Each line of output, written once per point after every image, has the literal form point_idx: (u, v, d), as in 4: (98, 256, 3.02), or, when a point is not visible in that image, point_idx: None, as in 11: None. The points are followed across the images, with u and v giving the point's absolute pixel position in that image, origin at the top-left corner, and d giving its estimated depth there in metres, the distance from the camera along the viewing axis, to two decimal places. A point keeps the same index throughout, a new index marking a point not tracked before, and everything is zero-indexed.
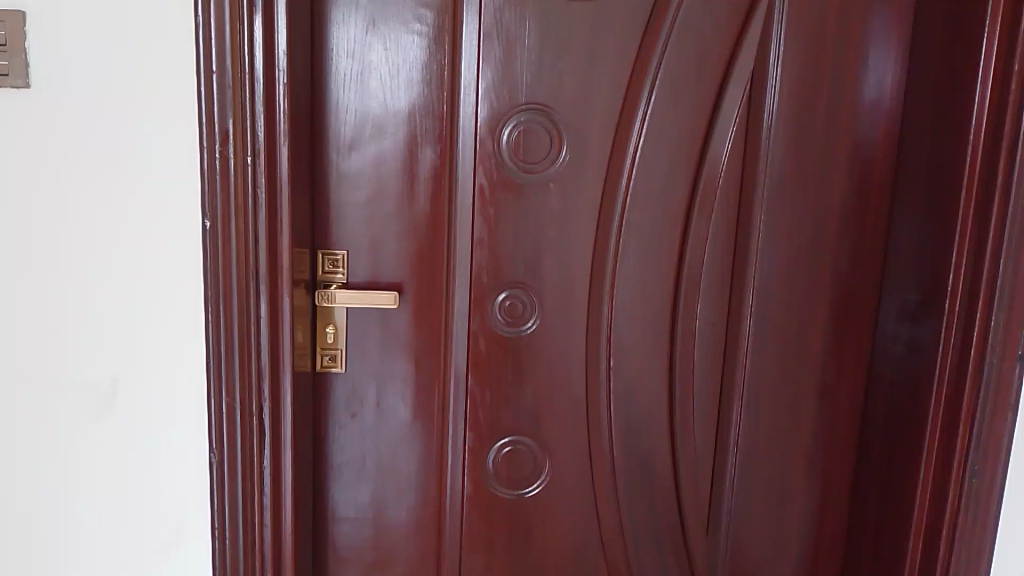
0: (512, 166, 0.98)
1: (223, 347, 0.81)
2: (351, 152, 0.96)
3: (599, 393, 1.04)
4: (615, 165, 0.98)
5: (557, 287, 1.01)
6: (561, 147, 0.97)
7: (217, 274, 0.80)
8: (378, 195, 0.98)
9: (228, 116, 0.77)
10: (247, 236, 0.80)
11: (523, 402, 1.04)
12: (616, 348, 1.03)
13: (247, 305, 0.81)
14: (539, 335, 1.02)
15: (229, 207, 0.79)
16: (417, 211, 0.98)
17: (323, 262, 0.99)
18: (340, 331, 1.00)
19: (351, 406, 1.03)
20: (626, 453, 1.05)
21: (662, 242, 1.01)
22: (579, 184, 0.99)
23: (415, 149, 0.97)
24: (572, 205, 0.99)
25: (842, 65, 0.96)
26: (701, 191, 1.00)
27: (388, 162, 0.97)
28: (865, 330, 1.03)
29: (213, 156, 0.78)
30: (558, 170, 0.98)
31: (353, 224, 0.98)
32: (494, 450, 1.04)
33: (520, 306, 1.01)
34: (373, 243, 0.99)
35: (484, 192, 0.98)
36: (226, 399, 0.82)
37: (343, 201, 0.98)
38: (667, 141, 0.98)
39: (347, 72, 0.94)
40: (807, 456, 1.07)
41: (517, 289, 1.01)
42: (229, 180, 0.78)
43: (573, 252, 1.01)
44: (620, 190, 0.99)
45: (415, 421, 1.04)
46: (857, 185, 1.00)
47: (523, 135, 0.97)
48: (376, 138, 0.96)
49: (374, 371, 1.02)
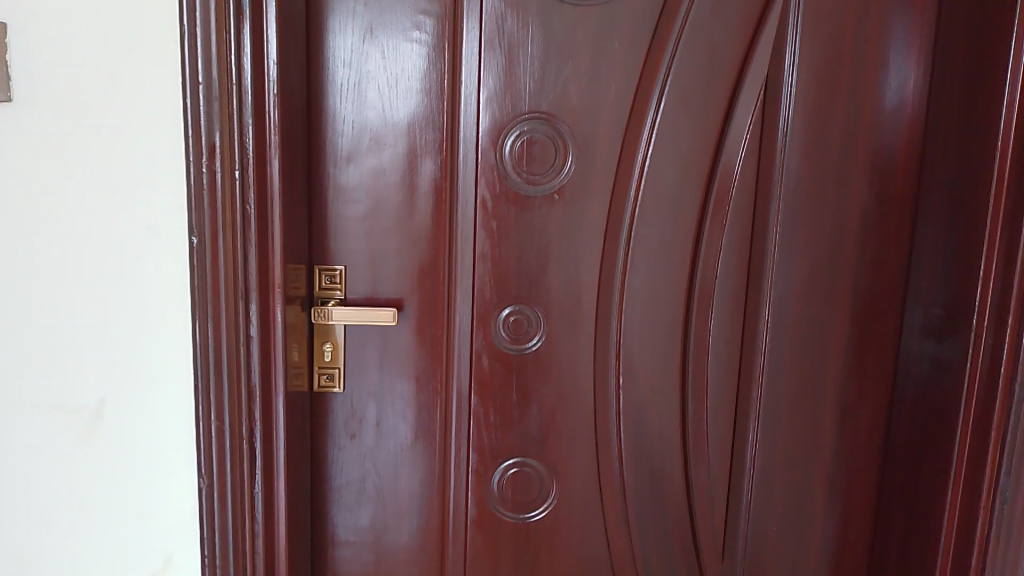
0: (516, 178, 0.94)
1: (212, 368, 0.78)
2: (348, 164, 0.93)
3: (608, 413, 1.00)
4: (623, 176, 0.94)
5: (563, 303, 0.97)
6: (566, 157, 0.94)
7: (205, 293, 0.77)
8: (377, 209, 0.95)
9: (215, 129, 0.74)
10: (236, 253, 0.77)
11: (529, 422, 1.00)
12: (625, 367, 0.98)
13: (237, 325, 0.78)
14: (545, 352, 0.98)
15: (217, 224, 0.76)
16: (418, 225, 0.95)
17: (321, 278, 0.96)
18: (338, 348, 0.96)
19: (349, 427, 0.99)
20: (637, 474, 1.01)
21: (673, 255, 0.96)
22: (586, 196, 0.95)
23: (415, 161, 0.94)
24: (579, 217, 0.95)
25: (861, 69, 0.92)
26: (713, 203, 0.95)
27: (387, 174, 0.94)
28: (887, 347, 0.98)
29: (200, 170, 0.75)
30: (563, 181, 0.94)
31: (350, 238, 0.95)
32: (499, 472, 1.01)
33: (526, 322, 0.98)
34: (372, 258, 0.96)
35: (487, 205, 0.94)
36: (216, 423, 0.79)
37: (341, 215, 0.94)
38: (678, 151, 0.93)
39: (343, 81, 0.91)
40: (827, 479, 1.02)
41: (522, 305, 0.97)
42: (217, 195, 0.75)
43: (580, 267, 0.97)
44: (628, 202, 0.95)
45: (416, 442, 1.00)
46: (877, 195, 0.95)
47: (527, 146, 0.93)
48: (374, 150, 0.93)
49: (373, 390, 0.99)
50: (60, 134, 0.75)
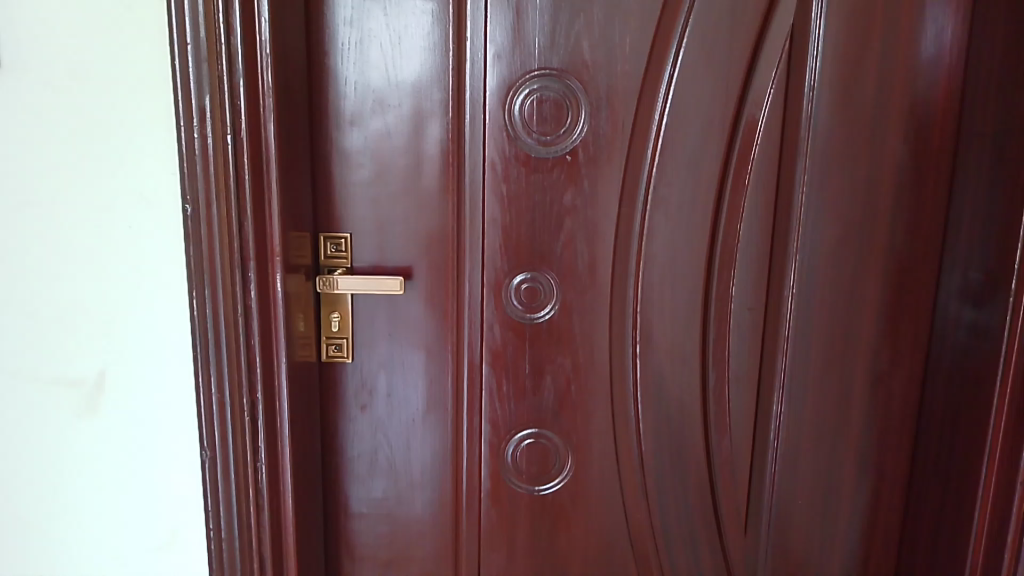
0: (527, 140, 0.90)
1: (211, 339, 0.76)
2: (352, 127, 0.90)
3: (625, 384, 0.96)
4: (640, 135, 0.90)
5: (576, 269, 0.94)
6: (579, 116, 0.89)
7: (201, 263, 0.74)
8: (383, 174, 0.91)
9: (205, 93, 0.71)
10: (231, 222, 0.74)
11: (544, 393, 0.97)
12: (644, 334, 0.95)
13: (234, 294, 0.75)
14: (560, 322, 0.95)
15: (211, 192, 0.73)
16: (425, 190, 0.91)
17: (327, 245, 0.93)
18: (346, 318, 0.94)
19: (360, 398, 0.97)
20: (655, 444, 0.97)
21: (693, 219, 0.92)
22: (600, 157, 0.91)
23: (421, 124, 0.90)
24: (593, 180, 0.91)
25: (895, 17, 0.86)
26: (735, 160, 0.90)
27: (392, 138, 0.90)
28: (922, 314, 0.93)
29: (192, 136, 0.72)
30: (575, 143, 0.90)
31: (357, 205, 0.92)
32: (514, 444, 0.98)
33: (540, 290, 0.94)
34: (380, 225, 0.93)
35: (497, 167, 0.90)
36: (217, 396, 0.77)
37: (346, 180, 0.91)
38: (698, 107, 0.88)
39: (344, 40, 0.87)
40: (856, 451, 0.98)
41: (537, 272, 0.94)
42: (210, 161, 0.73)
43: (596, 231, 0.92)
44: (645, 163, 0.90)
45: (427, 414, 0.98)
46: (912, 152, 0.89)
47: (537, 105, 0.89)
48: (378, 112, 0.89)
49: (383, 361, 0.96)
50: (50, 101, 0.73)
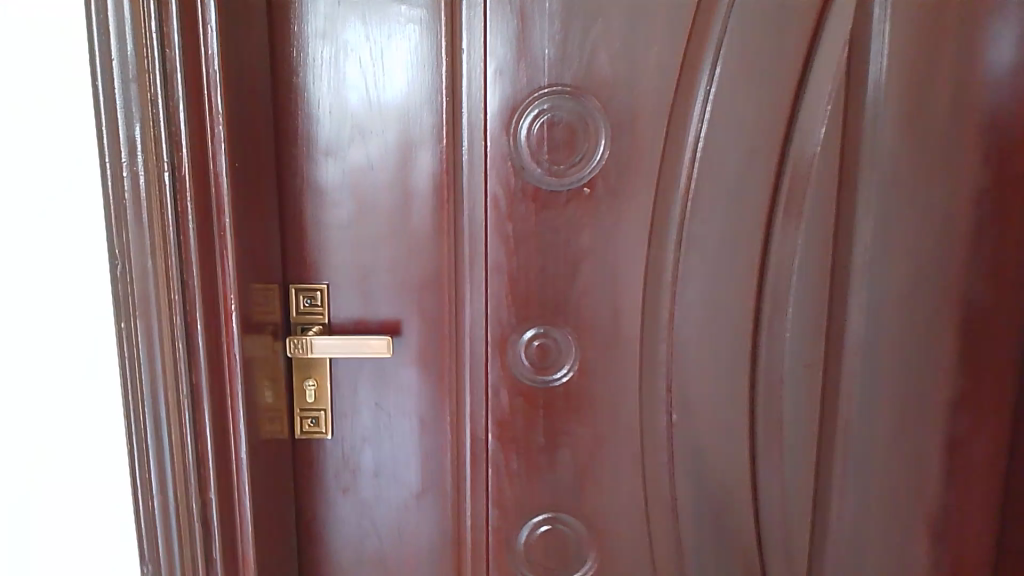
0: (536, 170, 0.75)
1: (149, 427, 0.62)
2: (327, 159, 0.75)
3: (659, 457, 0.80)
4: (671, 162, 0.75)
5: (596, 321, 0.79)
6: (598, 141, 0.75)
7: (134, 332, 0.60)
8: (366, 214, 0.76)
9: (134, 121, 0.56)
10: (171, 283, 0.59)
11: (560, 470, 0.81)
12: (679, 397, 0.79)
13: (177, 371, 0.61)
14: (579, 385, 0.80)
15: (144, 244, 0.58)
16: (415, 231, 0.77)
17: (300, 299, 0.78)
18: (323, 386, 0.79)
19: (342, 480, 0.82)
20: (695, 528, 0.82)
21: (735, 261, 0.77)
22: (623, 190, 0.76)
23: (409, 153, 0.75)
24: (616, 217, 0.76)
25: (973, 15, 0.71)
26: (788, 187, 0.75)
27: (375, 171, 0.76)
28: (1007, 368, 0.78)
29: (120, 176, 0.57)
30: (594, 173, 0.75)
31: (335, 251, 0.77)
32: (527, 530, 0.82)
33: (553, 348, 0.79)
34: (362, 276, 0.78)
35: (500, 203, 0.76)
36: (158, 495, 0.63)
37: (322, 222, 0.77)
38: (740, 128, 0.74)
39: (316, 56, 0.73)
40: (934, 535, 0.82)
41: (542, 330, 0.79)
42: (143, 206, 0.57)
43: (620, 276, 0.77)
44: (679, 196, 0.76)
45: (423, 497, 0.82)
46: (994, 176, 0.74)
47: (547, 128, 0.74)
48: (358, 139, 0.75)
49: (367, 434, 0.81)
50: None
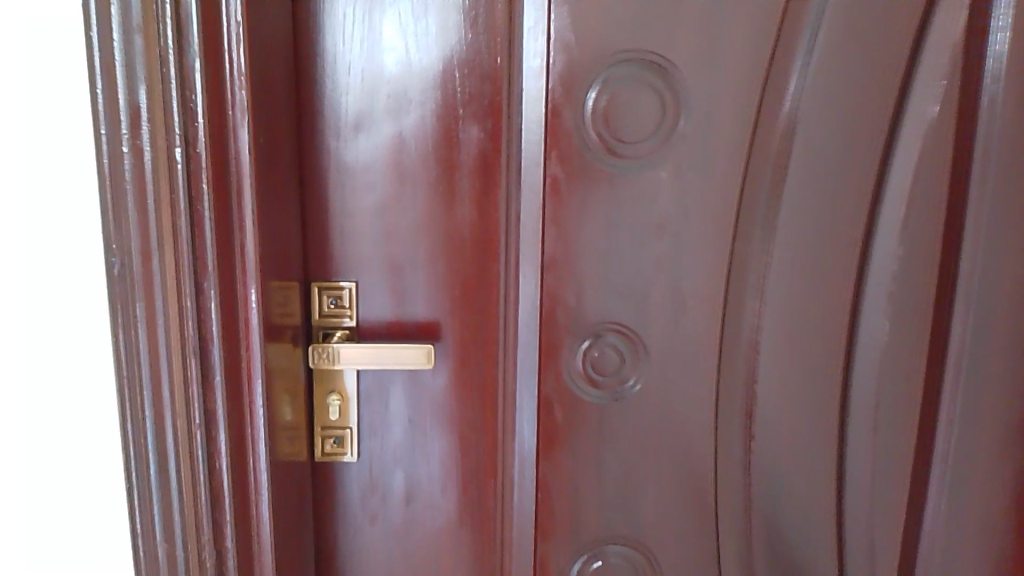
0: (600, 150, 0.64)
1: (155, 466, 0.49)
2: (356, 134, 0.64)
3: (733, 483, 0.70)
4: (762, 144, 0.63)
5: (665, 330, 0.67)
6: (678, 117, 0.63)
7: (134, 349, 0.48)
8: (401, 199, 0.65)
9: (139, 81, 0.45)
10: (183, 286, 0.48)
11: (619, 495, 0.71)
12: (758, 418, 0.68)
13: (188, 394, 0.49)
14: (644, 403, 0.68)
15: (149, 238, 0.46)
16: (459, 220, 0.66)
17: (323, 299, 0.66)
18: (348, 401, 0.67)
19: (368, 506, 0.71)
20: (771, 562, 0.72)
21: (828, 263, 0.65)
22: (704, 176, 0.64)
23: (454, 128, 0.64)
24: (695, 208, 0.64)
25: None
26: (898, 173, 0.63)
27: (413, 148, 0.64)
28: None
29: (120, 152, 0.45)
30: (671, 154, 0.64)
31: (362, 243, 0.66)
32: (580, 562, 0.72)
33: (614, 358, 0.67)
34: (395, 271, 0.66)
35: (559, 189, 0.64)
36: (165, 547, 0.51)
37: (349, 208, 0.65)
38: (843, 104, 0.62)
39: (347, 11, 0.61)
40: None
41: (597, 336, 0.67)
42: (148, 190, 0.46)
43: (698, 277, 0.66)
44: (768, 183, 0.64)
45: (462, 525, 0.71)
46: None
47: (616, 100, 0.62)
48: (394, 111, 0.63)
49: (400, 456, 0.70)
50: None
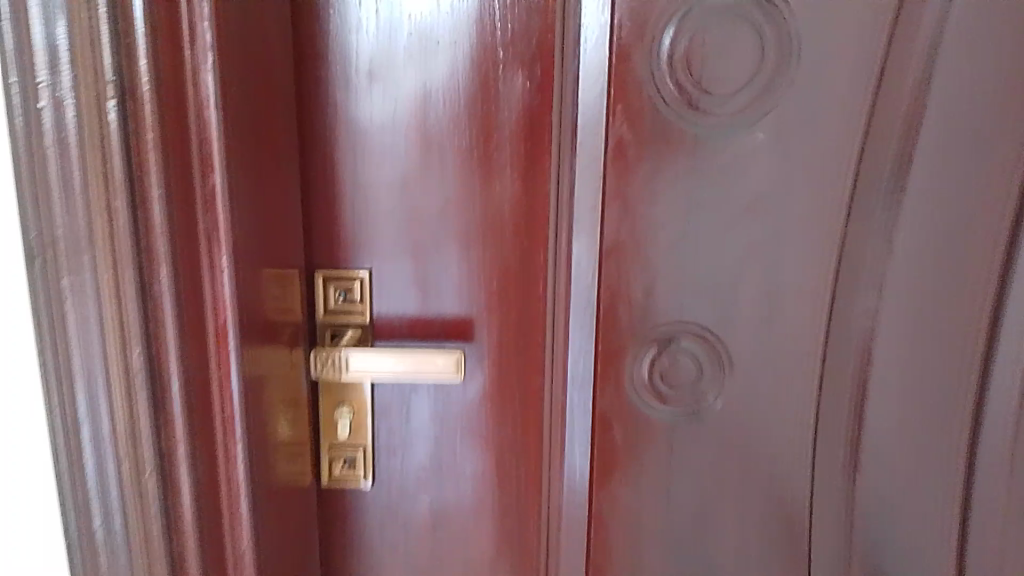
0: (680, 106, 0.49)
1: (98, 520, 0.38)
2: (372, 85, 0.51)
3: (834, 527, 0.56)
4: (888, 98, 0.49)
5: (754, 334, 0.53)
6: (779, 64, 0.48)
7: (65, 373, 0.36)
8: (427, 165, 0.52)
9: (54, 10, 0.32)
10: (124, 292, 0.35)
11: (691, 537, 0.57)
12: (869, 445, 0.54)
13: (137, 432, 0.37)
14: (726, 425, 0.54)
15: (78, 226, 0.34)
16: (498, 194, 0.52)
17: (330, 293, 0.54)
18: (361, 416, 0.56)
19: (388, 534, 0.59)
20: None
21: (963, 254, 0.50)
22: (811, 139, 0.50)
23: (493, 77, 0.51)
24: (799, 179, 0.50)
25: None
26: None
27: (442, 102, 0.51)
28: None
29: (33, 109, 0.33)
30: (767, 113, 0.49)
31: (380, 222, 0.53)
32: None
33: (690, 368, 0.54)
34: (420, 255, 0.54)
35: (625, 155, 0.50)
36: None
37: (363, 179, 0.52)
38: (996, 45, 0.47)
39: None
40: None
41: (670, 341, 0.54)
42: (74, 162, 0.34)
43: (799, 269, 0.52)
44: (893, 150, 0.49)
45: (500, 559, 0.59)
46: None
47: (701, 41, 0.48)
48: (419, 56, 0.50)
49: (425, 475, 0.58)
50: None
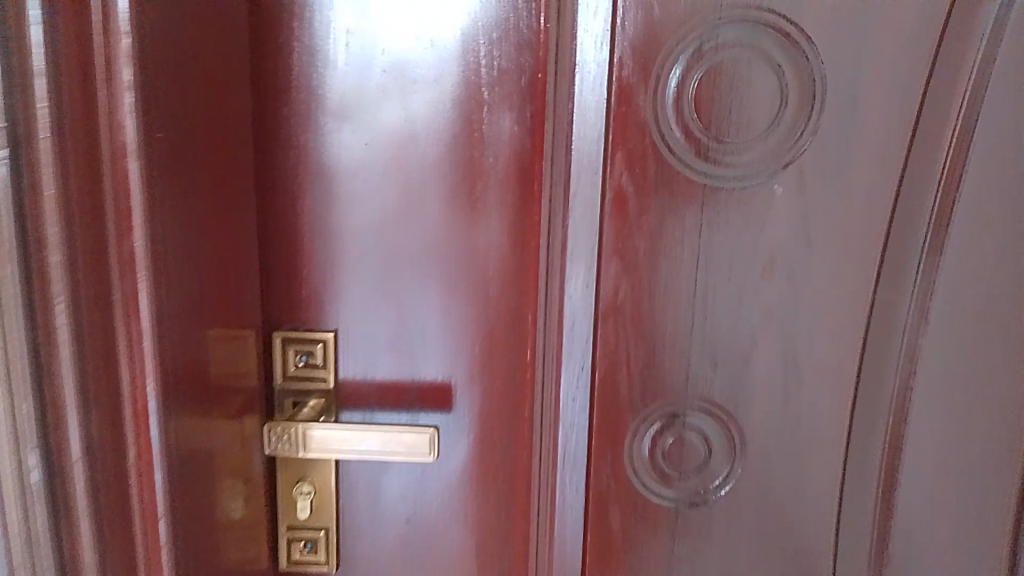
0: (688, 155, 0.44)
1: None
2: (342, 124, 0.45)
3: None
4: (925, 145, 0.43)
5: (772, 410, 0.46)
6: (803, 110, 0.43)
7: None
8: (404, 214, 0.46)
9: None
10: (16, 377, 0.30)
11: None
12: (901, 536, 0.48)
13: (35, 538, 0.32)
14: (738, 514, 0.48)
15: None
16: (482, 247, 0.47)
17: (290, 356, 0.48)
18: (325, 493, 0.49)
19: None
20: None
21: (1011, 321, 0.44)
22: (837, 194, 0.43)
23: (478, 118, 0.45)
24: (823, 236, 0.44)
25: None
26: None
27: (420, 143, 0.45)
28: None
29: None
30: (789, 164, 0.43)
31: (350, 276, 0.47)
32: None
33: (698, 448, 0.47)
34: (394, 313, 0.48)
35: (626, 206, 0.44)
36: None
37: (331, 228, 0.47)
38: None
39: None
40: None
41: (676, 416, 0.47)
42: None
43: (822, 341, 0.45)
44: (932, 204, 0.43)
45: None
46: None
47: (713, 82, 0.42)
48: (394, 93, 0.45)
49: (397, 559, 0.51)
50: None
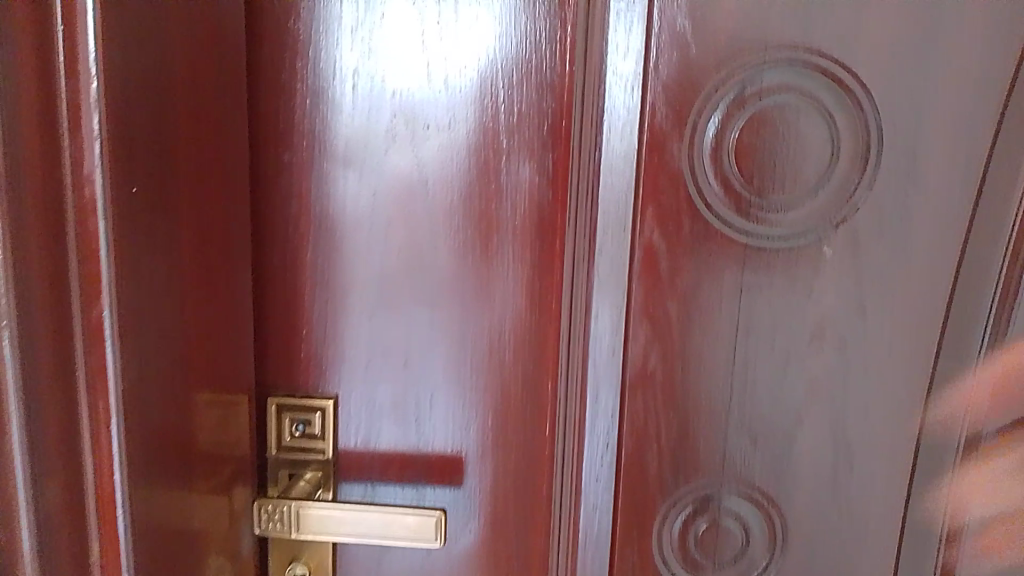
0: (726, 212, 0.39)
1: None
2: (348, 173, 0.41)
3: None
4: (993, 204, 0.38)
5: (818, 494, 0.41)
6: (854, 163, 0.38)
7: None
8: (412, 271, 0.42)
9: None
10: None
11: None
12: None
13: None
14: None
15: None
16: (497, 307, 0.43)
17: (285, 425, 0.44)
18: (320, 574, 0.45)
19: None
20: None
21: None
22: (893, 256, 0.39)
23: (494, 168, 0.41)
24: (878, 302, 0.39)
25: None
26: None
27: (432, 193, 0.42)
28: None
29: None
30: (839, 221, 0.39)
31: (353, 336, 0.43)
32: None
33: (734, 534, 0.42)
34: (400, 376, 0.44)
35: (657, 265, 0.40)
36: None
37: (333, 285, 0.43)
38: None
39: None
40: None
41: (709, 499, 0.42)
42: None
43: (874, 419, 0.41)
44: (1000, 268, 0.39)
45: None
46: None
47: (755, 133, 0.38)
48: (404, 139, 0.41)
49: None
50: None
